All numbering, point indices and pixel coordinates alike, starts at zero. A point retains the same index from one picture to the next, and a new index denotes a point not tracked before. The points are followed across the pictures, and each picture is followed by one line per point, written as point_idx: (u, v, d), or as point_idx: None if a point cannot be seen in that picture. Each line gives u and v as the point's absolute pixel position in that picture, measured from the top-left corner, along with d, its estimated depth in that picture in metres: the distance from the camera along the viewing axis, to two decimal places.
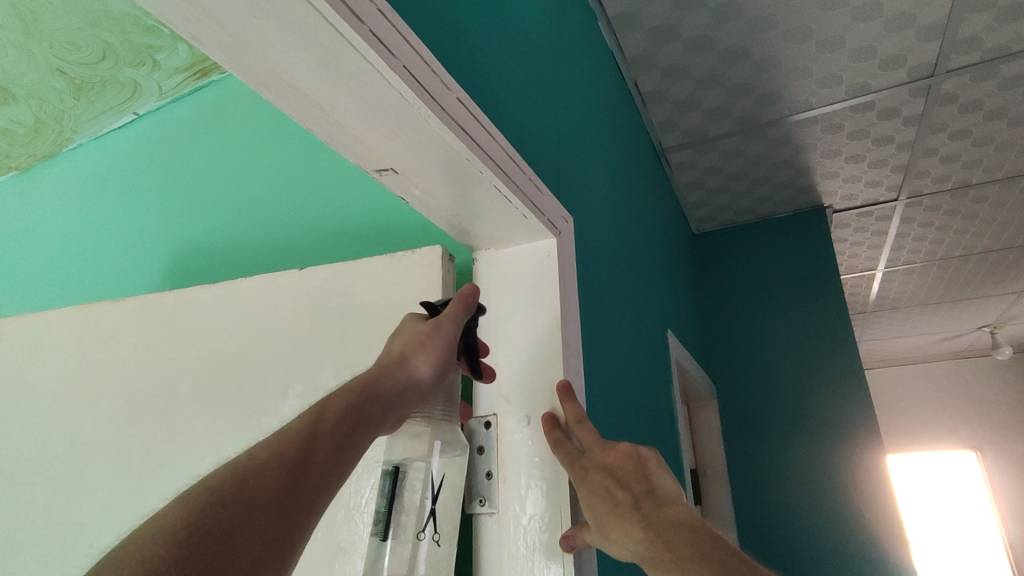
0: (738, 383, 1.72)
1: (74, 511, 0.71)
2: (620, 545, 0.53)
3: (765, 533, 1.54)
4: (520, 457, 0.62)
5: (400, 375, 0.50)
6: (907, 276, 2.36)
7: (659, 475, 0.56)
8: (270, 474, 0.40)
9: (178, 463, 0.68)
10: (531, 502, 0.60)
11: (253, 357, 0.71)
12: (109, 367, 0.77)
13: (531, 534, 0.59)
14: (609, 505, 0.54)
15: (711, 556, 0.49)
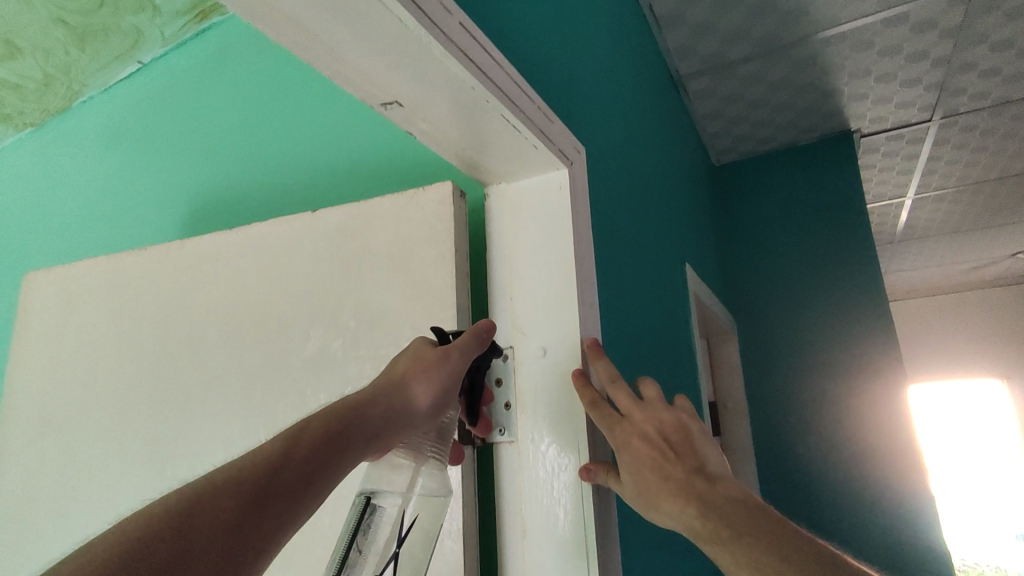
0: (760, 318, 1.69)
1: (116, 445, 0.77)
2: (668, 515, 0.53)
3: (776, 465, 1.58)
4: (539, 388, 0.63)
5: (393, 401, 0.49)
6: (936, 206, 2.23)
7: (703, 444, 0.56)
8: (225, 501, 0.38)
9: (211, 400, 0.74)
10: (550, 428, 0.61)
11: (276, 300, 0.74)
12: (137, 314, 0.82)
13: (550, 460, 0.60)
14: (657, 476, 0.54)
15: (769, 533, 0.51)
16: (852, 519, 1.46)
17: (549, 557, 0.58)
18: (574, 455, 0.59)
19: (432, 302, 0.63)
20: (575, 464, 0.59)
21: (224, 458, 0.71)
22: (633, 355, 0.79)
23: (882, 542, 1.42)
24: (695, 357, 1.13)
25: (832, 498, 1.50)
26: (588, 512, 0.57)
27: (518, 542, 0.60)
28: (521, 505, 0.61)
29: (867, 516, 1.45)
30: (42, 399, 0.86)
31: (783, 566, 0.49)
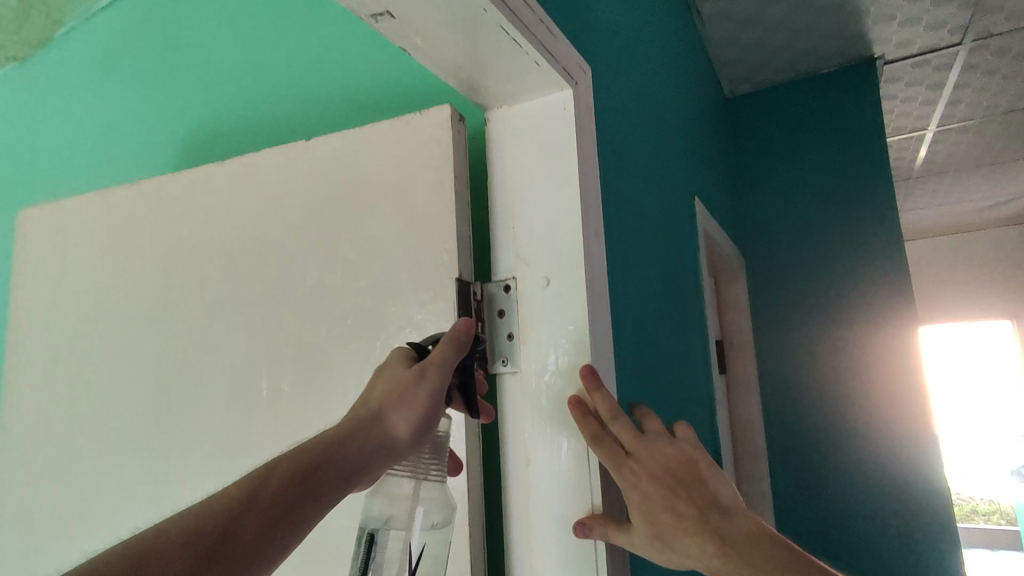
0: (770, 257, 1.66)
1: (123, 380, 0.78)
2: (688, 557, 0.52)
3: (779, 405, 1.60)
4: (542, 318, 0.60)
5: (372, 434, 0.49)
6: (958, 138, 2.14)
7: (711, 476, 0.56)
8: (180, 551, 0.37)
9: (212, 334, 0.73)
10: (554, 359, 0.59)
11: (273, 234, 0.72)
12: (134, 250, 0.81)
13: (554, 390, 0.59)
14: (672, 517, 0.52)
15: (789, 565, 0.51)
16: (852, 459, 1.50)
17: (555, 486, 0.57)
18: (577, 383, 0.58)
19: (431, 232, 0.61)
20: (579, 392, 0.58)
21: (229, 391, 0.71)
22: (638, 287, 0.77)
23: (879, 481, 1.46)
24: (702, 292, 1.11)
25: (834, 438, 1.53)
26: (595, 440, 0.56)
27: (521, 470, 0.60)
28: (525, 435, 0.60)
29: (866, 456, 1.49)
30: (45, 336, 0.86)
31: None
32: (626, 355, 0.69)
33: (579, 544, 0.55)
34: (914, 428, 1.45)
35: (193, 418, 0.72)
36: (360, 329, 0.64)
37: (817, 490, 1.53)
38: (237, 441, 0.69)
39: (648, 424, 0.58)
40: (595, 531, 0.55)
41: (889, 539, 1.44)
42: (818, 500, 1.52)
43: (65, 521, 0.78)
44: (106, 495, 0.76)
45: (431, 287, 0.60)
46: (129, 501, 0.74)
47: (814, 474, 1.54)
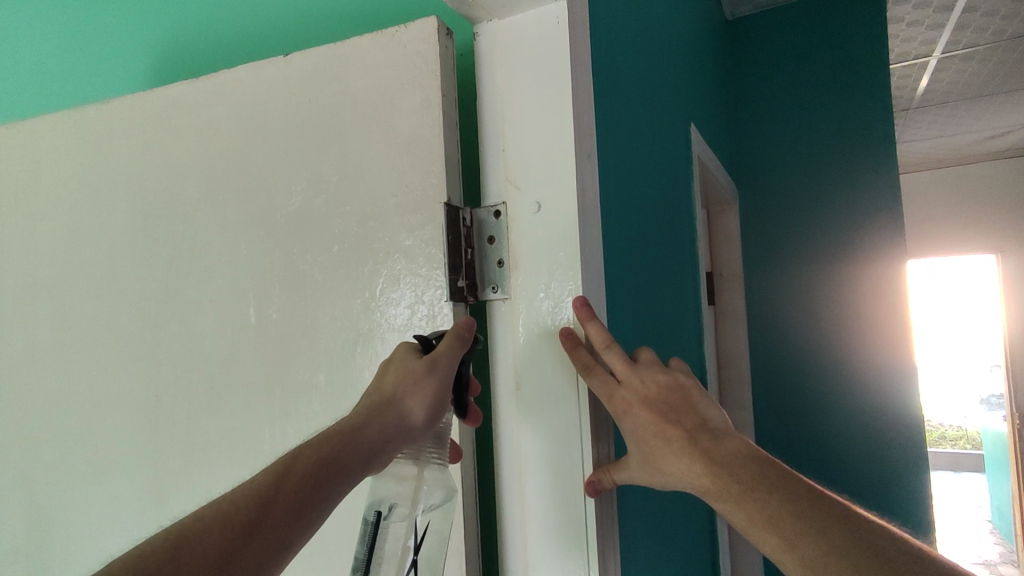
0: (764, 188, 1.64)
1: (106, 305, 0.77)
2: (676, 478, 0.55)
3: (768, 336, 1.62)
4: (532, 244, 0.58)
5: (388, 418, 0.48)
6: (962, 66, 2.08)
7: (703, 403, 0.57)
8: (215, 535, 0.42)
9: (197, 261, 0.72)
10: (546, 288, 0.58)
11: (254, 154, 0.69)
12: (109, 171, 0.78)
13: (547, 319, 0.58)
14: (660, 440, 0.55)
15: (779, 485, 0.52)
16: (836, 390, 1.55)
17: (547, 413, 0.58)
18: (568, 311, 0.57)
19: (420, 155, 0.59)
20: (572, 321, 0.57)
21: (217, 315, 0.70)
22: (630, 213, 0.76)
23: (859, 410, 1.52)
24: (696, 224, 1.10)
25: (820, 370, 1.57)
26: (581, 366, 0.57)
27: (512, 395, 0.60)
28: (516, 362, 0.60)
29: (850, 387, 1.53)
30: (23, 258, 0.84)
31: (795, 518, 0.50)
32: (617, 281, 0.68)
33: (569, 473, 0.56)
34: (895, 360, 1.49)
35: (182, 343, 0.72)
36: (347, 252, 0.63)
37: (802, 418, 1.58)
38: (228, 367, 0.69)
39: (644, 353, 0.58)
40: (584, 460, 0.56)
41: (865, 464, 1.51)
42: (802, 427, 1.58)
43: (61, 443, 0.79)
44: (99, 417, 0.77)
45: (420, 211, 0.58)
46: (124, 423, 0.75)
47: (798, 403, 1.59)
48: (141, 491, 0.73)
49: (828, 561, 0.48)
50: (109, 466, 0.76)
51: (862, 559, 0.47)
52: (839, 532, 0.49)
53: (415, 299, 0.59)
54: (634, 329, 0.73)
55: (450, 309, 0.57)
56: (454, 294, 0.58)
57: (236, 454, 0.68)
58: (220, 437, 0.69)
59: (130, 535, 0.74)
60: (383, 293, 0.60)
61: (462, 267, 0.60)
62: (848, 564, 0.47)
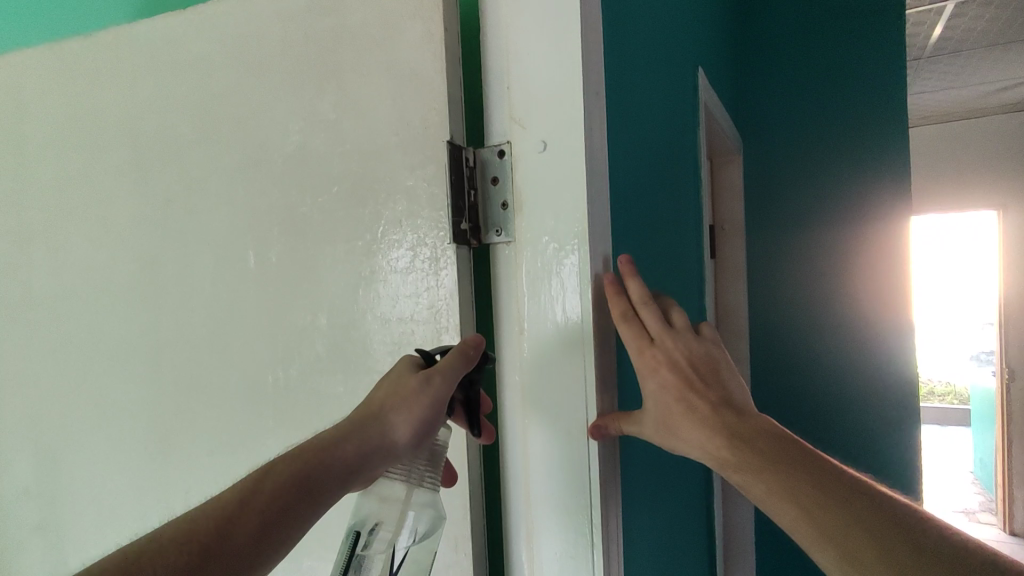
0: (770, 139, 1.61)
1: (102, 247, 0.76)
2: (692, 445, 0.55)
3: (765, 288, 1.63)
4: (538, 184, 0.56)
5: (370, 435, 0.50)
6: (979, 11, 2.01)
7: (729, 375, 0.58)
8: (176, 548, 0.44)
9: (194, 203, 0.70)
10: (552, 233, 0.55)
11: (250, 91, 0.66)
12: (98, 108, 0.75)
13: (551, 262, 0.55)
14: (683, 404, 0.55)
15: (801, 464, 0.53)
16: (835, 350, 1.57)
17: (551, 363, 0.56)
18: (573, 255, 0.55)
19: (422, 94, 0.56)
20: (578, 264, 0.55)
21: (216, 259, 0.69)
22: (637, 159, 0.74)
23: (854, 370, 1.55)
24: (702, 175, 1.07)
25: (818, 330, 1.58)
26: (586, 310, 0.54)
27: (515, 337, 0.59)
28: (520, 308, 0.58)
29: (845, 346, 1.56)
30: (13, 197, 0.82)
31: (816, 491, 0.51)
32: (621, 227, 0.67)
33: (573, 420, 0.55)
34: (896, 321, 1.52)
35: (181, 287, 0.71)
36: (346, 194, 0.61)
37: (798, 377, 1.61)
38: (228, 312, 0.69)
39: (678, 316, 0.58)
40: (587, 410, 0.55)
41: (857, 424, 1.55)
42: (798, 388, 1.61)
43: (64, 385, 0.79)
44: (100, 360, 0.76)
45: (422, 154, 0.56)
46: (126, 368, 0.75)
47: (792, 361, 1.62)
48: (147, 432, 0.74)
49: (848, 534, 0.48)
50: (114, 408, 0.76)
51: (879, 536, 0.48)
52: (860, 509, 0.50)
53: (418, 244, 0.57)
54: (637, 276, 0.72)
55: (454, 253, 0.55)
56: (456, 237, 0.56)
57: (239, 397, 0.68)
58: (223, 382, 0.69)
59: (139, 474, 0.75)
60: (384, 237, 0.59)
61: (466, 210, 0.58)
62: (866, 535, 0.48)
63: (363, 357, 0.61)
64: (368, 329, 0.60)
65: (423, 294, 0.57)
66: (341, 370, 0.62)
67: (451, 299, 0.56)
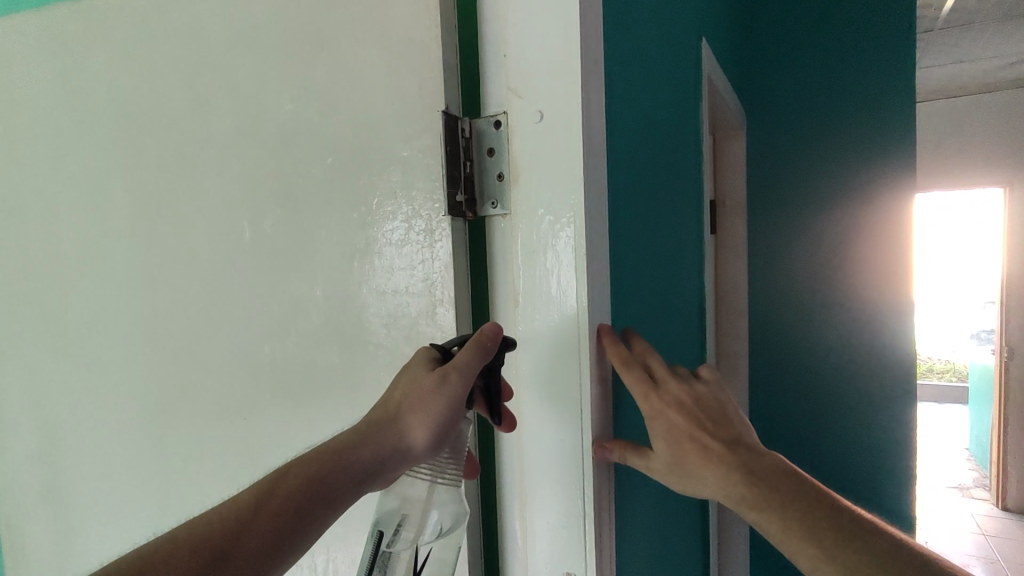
0: (792, 208, 1.43)
1: (64, 290, 0.71)
2: (707, 486, 0.49)
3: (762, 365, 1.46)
4: (538, 159, 0.47)
5: (386, 442, 0.46)
6: None
7: (734, 417, 0.53)
8: (185, 555, 0.42)
9: (158, 239, 0.65)
10: (552, 270, 0.47)
11: (211, 117, 0.60)
12: (59, 140, 0.70)
13: (547, 238, 0.47)
14: (699, 447, 0.49)
15: (821, 506, 0.48)
16: (847, 435, 1.41)
17: (551, 430, 0.48)
18: (571, 296, 0.46)
19: (397, 117, 0.48)
20: (575, 280, 0.46)
21: (180, 299, 0.64)
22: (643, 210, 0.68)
23: None
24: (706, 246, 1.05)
25: (836, 416, 1.42)
26: (585, 350, 0.46)
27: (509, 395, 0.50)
28: (516, 303, 0.49)
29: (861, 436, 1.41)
30: None
31: (846, 541, 0.46)
32: (618, 157, 0.58)
33: (567, 490, 0.48)
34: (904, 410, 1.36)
35: (146, 333, 0.66)
36: (335, 161, 0.52)
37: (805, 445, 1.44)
38: (199, 324, 0.63)
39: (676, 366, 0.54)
40: (585, 473, 0.47)
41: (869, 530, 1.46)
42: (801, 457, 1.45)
43: (30, 430, 0.75)
44: (67, 406, 0.72)
45: (398, 184, 0.49)
46: (94, 392, 0.70)
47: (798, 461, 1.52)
48: (113, 484, 0.70)
49: None
50: (79, 455, 0.72)
51: None
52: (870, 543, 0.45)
53: (408, 243, 0.49)
54: (640, 275, 0.65)
55: (450, 302, 0.48)
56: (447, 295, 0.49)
57: (208, 427, 0.63)
58: (188, 434, 0.64)
59: (105, 526, 0.71)
60: (364, 279, 0.52)
61: (461, 179, 0.48)
62: None
63: (354, 327, 0.53)
64: (360, 315, 0.52)
65: (417, 267, 0.49)
66: (326, 380, 0.54)
67: (448, 272, 0.48)
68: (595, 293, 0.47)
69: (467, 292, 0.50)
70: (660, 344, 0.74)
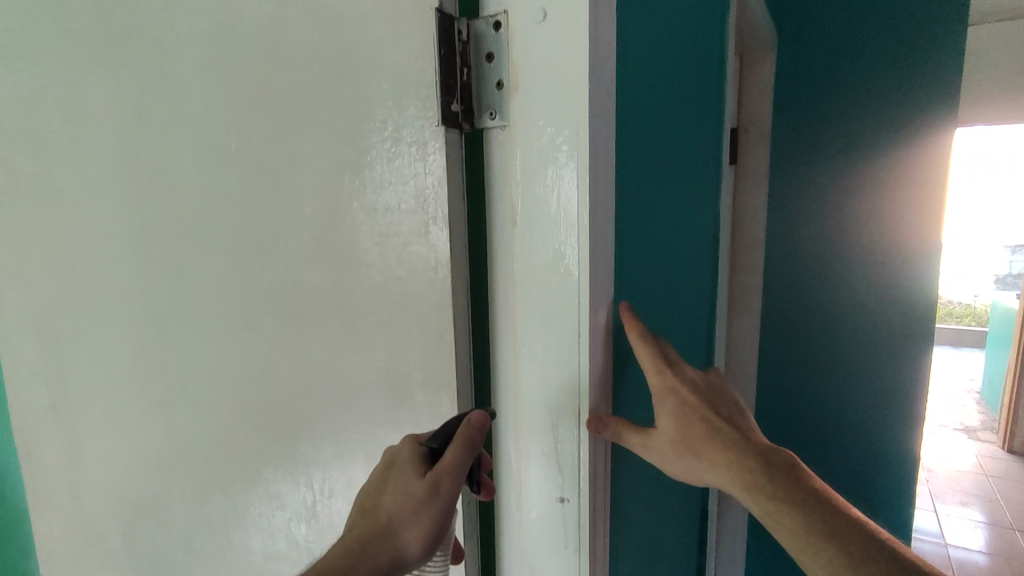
0: (843, 125, 1.23)
1: (56, 198, 0.69)
2: (709, 471, 0.49)
3: (774, 299, 1.33)
4: (539, 63, 0.42)
5: (381, 556, 0.45)
6: None
7: (734, 397, 0.53)
8: None
9: (144, 148, 0.62)
10: (552, 193, 0.44)
11: (192, 12, 0.55)
12: (39, 38, 0.66)
13: (546, 152, 0.43)
14: (705, 427, 0.49)
15: (808, 493, 0.50)
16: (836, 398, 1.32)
17: (545, 352, 0.46)
18: (572, 217, 0.43)
19: (386, 14, 0.44)
20: (576, 195, 0.43)
21: (169, 211, 0.62)
22: (654, 126, 0.63)
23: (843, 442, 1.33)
24: (723, 176, 0.98)
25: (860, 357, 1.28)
26: (584, 267, 0.43)
27: (508, 312, 0.48)
28: (513, 223, 0.46)
29: (873, 386, 1.29)
30: None
31: (828, 528, 0.49)
32: (626, 68, 0.53)
33: (561, 413, 0.46)
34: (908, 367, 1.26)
35: (136, 247, 0.65)
36: (324, 67, 0.48)
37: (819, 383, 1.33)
38: (189, 241, 0.61)
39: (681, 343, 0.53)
40: (580, 395, 0.45)
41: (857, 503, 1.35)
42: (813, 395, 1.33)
43: (33, 341, 0.76)
44: (64, 319, 0.72)
45: (388, 91, 0.45)
46: (93, 309, 0.69)
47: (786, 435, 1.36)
48: (114, 396, 0.71)
49: None
50: (80, 366, 0.72)
51: None
52: (846, 532, 0.50)
53: (399, 153, 0.46)
54: (645, 196, 0.61)
55: (441, 222, 0.45)
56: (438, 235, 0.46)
57: (206, 344, 0.62)
58: (182, 350, 0.64)
59: (109, 435, 0.72)
60: (354, 194, 0.49)
61: (457, 88, 0.44)
62: None
63: (346, 245, 0.50)
64: (352, 232, 0.50)
65: (409, 180, 0.46)
66: (322, 299, 0.53)
67: (441, 187, 0.45)
68: (596, 209, 0.44)
69: (463, 209, 0.47)
70: (667, 273, 0.71)
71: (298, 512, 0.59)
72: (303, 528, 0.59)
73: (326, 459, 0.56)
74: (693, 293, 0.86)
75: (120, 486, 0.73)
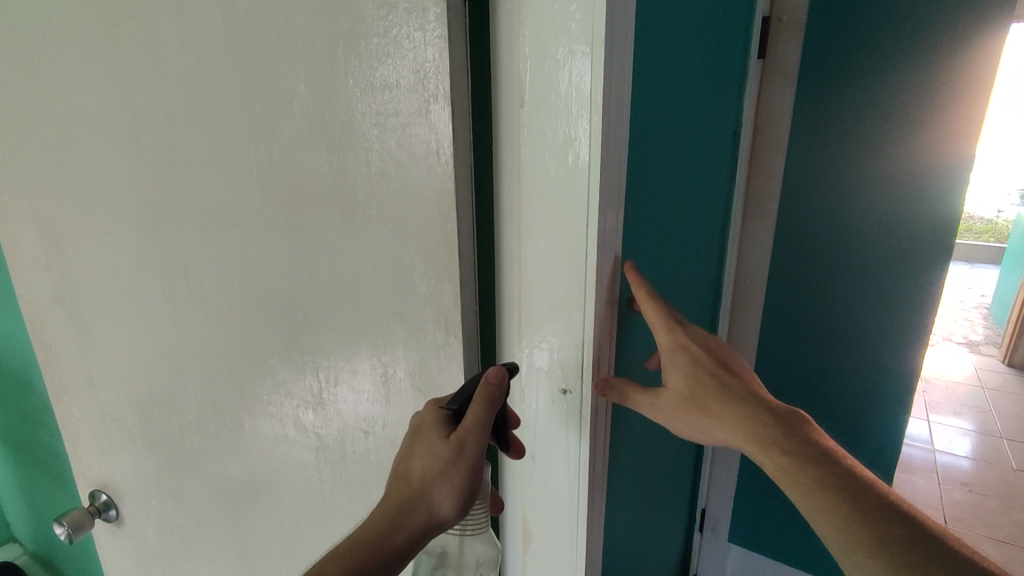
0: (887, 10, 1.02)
1: (37, 81, 0.66)
2: (720, 429, 0.51)
3: (795, 220, 1.19)
4: None
5: (417, 519, 0.46)
6: None
7: (742, 366, 0.56)
8: None
9: (121, 24, 0.57)
10: (564, 68, 0.40)
11: None
12: None
13: (559, 21, 0.39)
14: (714, 383, 0.52)
15: (825, 455, 0.51)
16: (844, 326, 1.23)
17: (553, 246, 0.44)
18: (585, 95, 0.39)
19: None
20: (590, 73, 0.39)
21: (155, 95, 0.58)
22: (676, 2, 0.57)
23: (848, 371, 1.26)
24: (749, 69, 0.91)
25: (870, 283, 1.19)
26: (596, 153, 0.40)
27: (514, 202, 0.46)
28: (522, 103, 0.42)
29: (882, 314, 1.20)
30: None
31: (848, 492, 0.48)
32: None
33: (568, 308, 0.45)
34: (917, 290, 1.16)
35: (125, 134, 0.62)
36: None
37: (830, 301, 1.23)
38: (179, 128, 0.58)
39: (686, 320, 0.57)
40: (588, 288, 0.44)
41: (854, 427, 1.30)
42: (823, 309, 1.24)
43: (33, 234, 0.75)
44: (61, 211, 0.71)
45: None
46: (89, 200, 0.68)
47: (790, 359, 1.29)
48: (119, 290, 0.71)
49: None
50: (82, 258, 0.72)
51: None
52: (867, 498, 0.48)
53: (395, 23, 0.42)
54: (662, 81, 0.56)
55: (443, 102, 0.42)
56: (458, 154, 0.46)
57: (205, 236, 0.61)
58: (181, 242, 0.63)
59: (118, 328, 0.73)
60: (348, 71, 0.45)
61: None
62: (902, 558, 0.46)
63: (342, 128, 0.47)
64: (348, 114, 0.46)
65: (407, 54, 0.42)
66: (320, 189, 0.50)
67: (442, 62, 0.41)
68: (611, 88, 0.40)
69: (468, 89, 0.44)
70: (682, 170, 0.68)
71: (304, 399, 0.61)
72: (311, 415, 0.61)
73: (329, 352, 0.56)
74: (707, 194, 0.83)
75: (134, 376, 0.75)
